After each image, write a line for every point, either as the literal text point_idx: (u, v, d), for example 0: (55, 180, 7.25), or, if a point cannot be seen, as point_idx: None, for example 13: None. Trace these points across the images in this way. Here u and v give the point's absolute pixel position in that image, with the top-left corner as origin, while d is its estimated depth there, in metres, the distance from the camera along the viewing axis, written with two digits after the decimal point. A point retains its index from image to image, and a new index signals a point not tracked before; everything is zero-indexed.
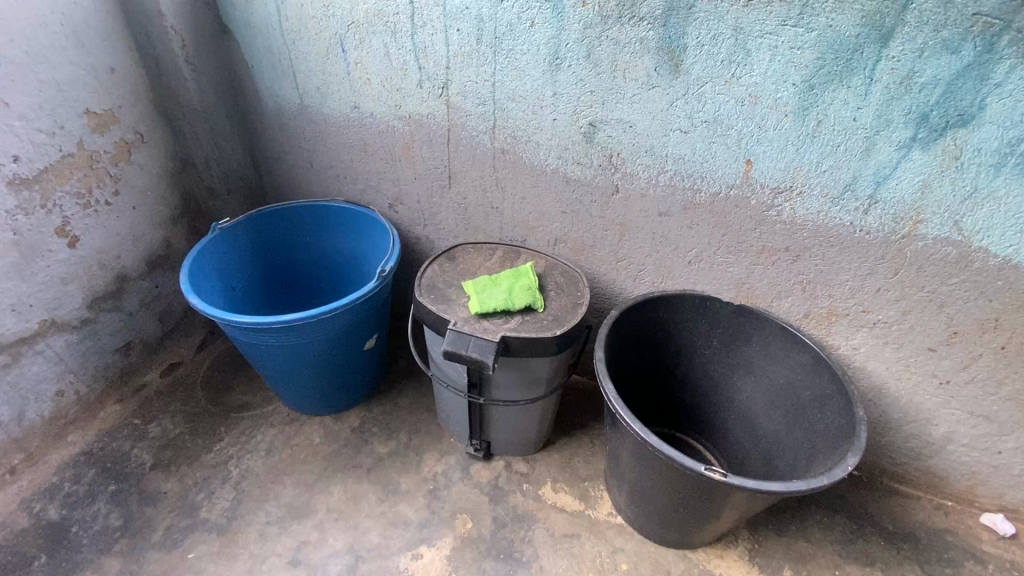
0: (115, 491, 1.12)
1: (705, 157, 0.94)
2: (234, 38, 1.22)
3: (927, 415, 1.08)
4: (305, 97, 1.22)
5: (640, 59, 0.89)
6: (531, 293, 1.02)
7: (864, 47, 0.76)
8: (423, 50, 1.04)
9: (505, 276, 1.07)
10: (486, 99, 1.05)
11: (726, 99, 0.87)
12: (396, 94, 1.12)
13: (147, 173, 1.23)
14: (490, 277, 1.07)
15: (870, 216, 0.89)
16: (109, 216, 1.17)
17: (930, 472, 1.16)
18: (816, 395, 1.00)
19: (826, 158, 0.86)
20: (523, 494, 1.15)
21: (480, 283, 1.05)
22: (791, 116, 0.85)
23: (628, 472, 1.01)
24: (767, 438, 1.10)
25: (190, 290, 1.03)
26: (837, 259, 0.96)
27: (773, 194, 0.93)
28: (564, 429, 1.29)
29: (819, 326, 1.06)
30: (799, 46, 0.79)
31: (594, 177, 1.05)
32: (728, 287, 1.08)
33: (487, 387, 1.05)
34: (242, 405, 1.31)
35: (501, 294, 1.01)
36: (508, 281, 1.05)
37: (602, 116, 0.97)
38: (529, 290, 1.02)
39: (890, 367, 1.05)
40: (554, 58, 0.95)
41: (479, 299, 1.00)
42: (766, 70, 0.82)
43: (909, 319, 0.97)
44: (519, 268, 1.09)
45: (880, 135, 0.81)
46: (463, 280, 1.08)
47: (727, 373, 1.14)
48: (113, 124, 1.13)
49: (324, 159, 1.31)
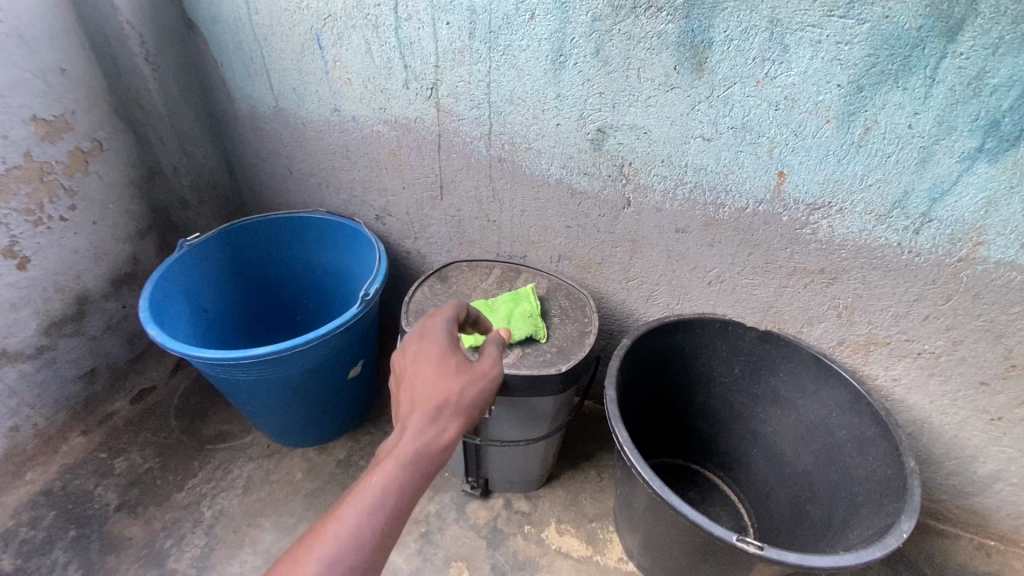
0: (76, 537, 1.02)
1: (731, 168, 0.82)
2: (200, 33, 1.09)
3: (974, 452, 0.97)
4: (281, 99, 1.11)
5: (657, 56, 0.77)
6: (532, 322, 0.91)
7: (926, 41, 0.64)
8: (409, 46, 0.92)
9: (501, 299, 0.95)
10: (480, 101, 0.93)
11: (757, 102, 0.75)
12: (379, 95, 1.00)
13: (108, 184, 1.11)
14: (485, 301, 0.95)
15: (921, 236, 0.77)
16: (65, 233, 1.06)
17: (971, 511, 1.06)
18: (854, 436, 0.88)
19: (874, 170, 0.75)
20: (524, 537, 1.05)
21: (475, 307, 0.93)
22: (834, 123, 0.73)
23: (642, 520, 0.91)
24: (795, 477, 0.98)
25: (151, 320, 0.92)
26: (880, 283, 0.84)
27: (809, 211, 0.82)
28: (569, 461, 1.18)
29: (854, 355, 0.95)
30: (847, 40, 0.67)
31: (603, 189, 0.93)
32: (753, 311, 0.97)
33: (483, 426, 0.94)
34: (218, 435, 1.20)
35: (499, 322, 0.90)
36: (505, 304, 0.94)
37: (613, 121, 0.85)
38: (528, 317, 0.91)
39: (934, 400, 0.94)
40: (557, 55, 0.82)
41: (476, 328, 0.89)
42: (807, 68, 0.70)
43: (960, 350, 0.86)
44: (518, 291, 0.97)
45: (939, 144, 0.70)
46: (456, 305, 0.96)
47: (751, 405, 1.03)
48: (67, 131, 1.02)
49: (304, 166, 1.19)
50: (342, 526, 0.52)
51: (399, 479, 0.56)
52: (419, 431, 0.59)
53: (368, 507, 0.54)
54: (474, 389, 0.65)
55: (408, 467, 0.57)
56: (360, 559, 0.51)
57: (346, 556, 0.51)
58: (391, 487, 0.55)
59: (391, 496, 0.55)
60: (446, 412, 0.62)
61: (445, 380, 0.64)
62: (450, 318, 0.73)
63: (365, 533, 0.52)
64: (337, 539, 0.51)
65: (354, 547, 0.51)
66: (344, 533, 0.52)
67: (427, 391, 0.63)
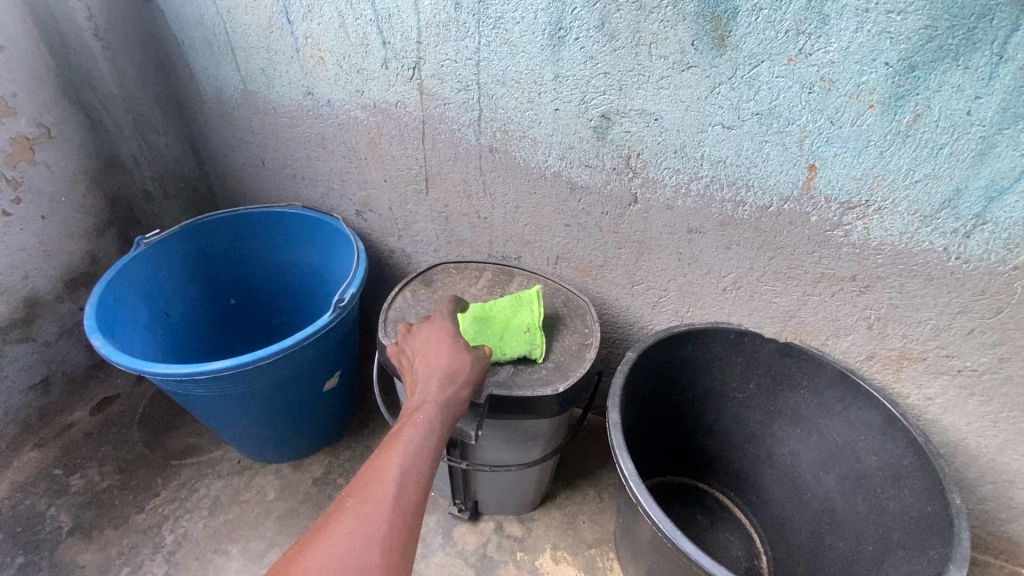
0: (23, 565, 0.93)
1: (754, 160, 0.72)
2: (157, 6, 0.98)
3: (1012, 477, 0.88)
4: (249, 82, 1.00)
5: (672, 30, 0.66)
6: (530, 337, 0.79)
7: (996, 10, 0.53)
8: (386, 19, 0.81)
9: (498, 304, 0.82)
10: (468, 83, 0.82)
11: (788, 84, 0.65)
12: (355, 76, 0.89)
13: (59, 175, 1.01)
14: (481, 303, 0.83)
15: (971, 241, 0.67)
16: (9, 229, 0.95)
17: (1004, 537, 0.97)
18: (886, 464, 0.78)
19: (921, 165, 0.64)
20: (516, 566, 0.96)
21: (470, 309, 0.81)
22: (878, 108, 0.62)
23: (646, 553, 0.82)
24: (816, 504, 0.89)
25: (98, 328, 0.82)
26: (920, 292, 0.74)
27: (841, 210, 0.71)
28: (567, 479, 1.09)
29: (884, 371, 0.85)
30: (899, 9, 0.56)
31: (607, 184, 0.83)
32: (773, 321, 0.87)
33: (471, 448, 0.84)
34: (185, 449, 1.10)
35: (493, 332, 0.79)
36: (503, 310, 0.81)
37: (619, 106, 0.75)
38: (526, 329, 0.80)
39: (972, 422, 0.84)
40: (555, 29, 0.72)
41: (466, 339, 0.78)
42: (850, 43, 0.60)
43: (1006, 368, 0.76)
44: (522, 294, 0.84)
45: (1002, 134, 0.59)
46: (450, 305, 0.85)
47: (767, 423, 0.93)
48: (8, 116, 0.92)
49: (277, 156, 1.08)
50: (405, 446, 0.55)
51: (442, 410, 0.60)
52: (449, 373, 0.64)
53: (423, 431, 0.57)
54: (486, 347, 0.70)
55: (448, 402, 0.61)
56: (424, 477, 0.54)
57: (412, 470, 0.54)
58: (438, 416, 0.59)
59: (440, 423, 0.59)
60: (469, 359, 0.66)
61: (460, 339, 0.69)
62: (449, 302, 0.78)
63: (424, 453, 0.55)
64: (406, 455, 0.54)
65: (419, 461, 0.55)
66: (409, 449, 0.55)
67: (447, 346, 0.67)
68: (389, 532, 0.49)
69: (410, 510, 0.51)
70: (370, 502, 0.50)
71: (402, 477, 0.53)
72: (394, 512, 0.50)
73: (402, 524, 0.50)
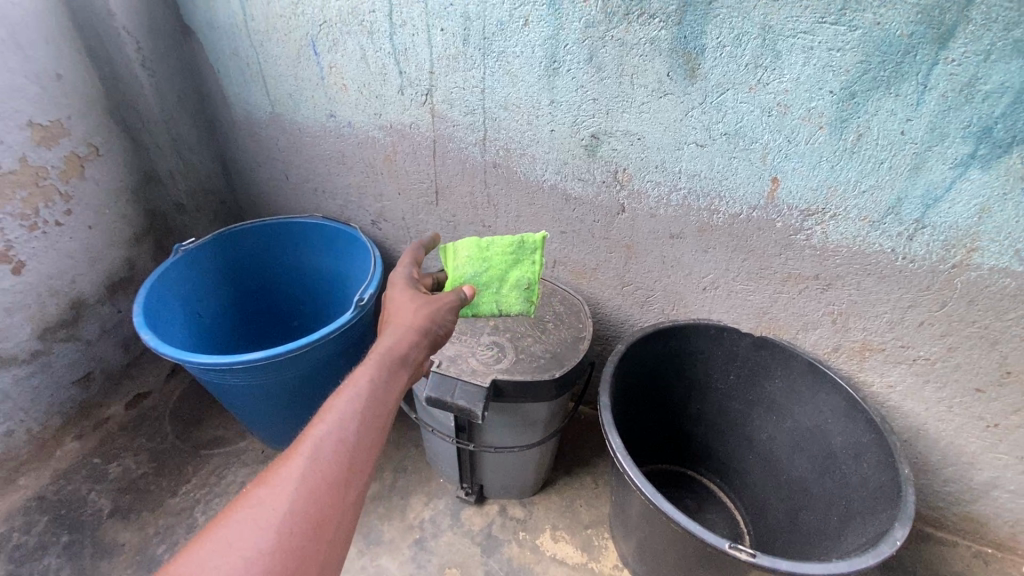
0: (68, 543, 1.02)
1: (725, 174, 0.82)
2: (197, 39, 1.10)
3: (970, 459, 0.97)
4: (277, 105, 1.11)
5: (651, 63, 0.77)
6: (525, 293, 0.85)
7: (918, 47, 0.64)
8: (403, 52, 0.92)
9: (499, 245, 0.83)
10: (475, 108, 0.93)
11: (750, 108, 0.75)
12: (374, 101, 1.00)
13: (104, 189, 1.12)
14: (480, 240, 0.83)
15: (914, 242, 0.77)
16: (60, 237, 1.06)
17: (968, 518, 1.05)
18: (849, 443, 0.87)
19: (867, 177, 0.74)
20: (519, 544, 1.04)
21: (464, 251, 0.83)
22: (826, 129, 0.73)
23: (637, 526, 0.91)
24: (791, 485, 0.98)
25: (144, 324, 0.92)
26: (875, 289, 0.84)
27: (803, 216, 0.81)
28: (565, 466, 1.18)
29: (849, 361, 0.94)
30: (839, 47, 0.67)
31: (597, 195, 0.94)
32: (749, 317, 0.97)
33: (477, 431, 0.93)
34: (212, 440, 1.20)
35: (490, 287, 0.84)
36: (502, 257, 0.83)
37: (607, 127, 0.85)
38: (522, 287, 0.85)
39: (930, 407, 0.94)
40: (551, 62, 0.83)
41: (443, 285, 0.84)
42: (799, 75, 0.70)
43: (955, 357, 0.86)
44: (524, 237, 0.82)
45: (933, 150, 0.69)
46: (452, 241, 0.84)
47: (747, 412, 1.02)
48: (63, 136, 1.02)
49: (300, 172, 1.20)
50: (329, 414, 0.53)
51: (377, 372, 0.59)
52: (392, 336, 0.64)
53: (352, 396, 0.56)
54: (441, 304, 0.71)
55: (383, 370, 0.60)
56: (345, 446, 0.52)
57: (332, 438, 0.51)
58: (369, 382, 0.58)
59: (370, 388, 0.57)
60: (415, 323, 0.66)
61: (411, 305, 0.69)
62: (413, 259, 0.80)
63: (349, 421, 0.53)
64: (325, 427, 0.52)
65: (341, 431, 0.52)
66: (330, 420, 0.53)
67: (399, 313, 0.68)
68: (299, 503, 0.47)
69: (325, 482, 0.49)
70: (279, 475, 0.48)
71: (316, 449, 0.50)
72: (304, 485, 0.48)
73: (315, 498, 0.48)
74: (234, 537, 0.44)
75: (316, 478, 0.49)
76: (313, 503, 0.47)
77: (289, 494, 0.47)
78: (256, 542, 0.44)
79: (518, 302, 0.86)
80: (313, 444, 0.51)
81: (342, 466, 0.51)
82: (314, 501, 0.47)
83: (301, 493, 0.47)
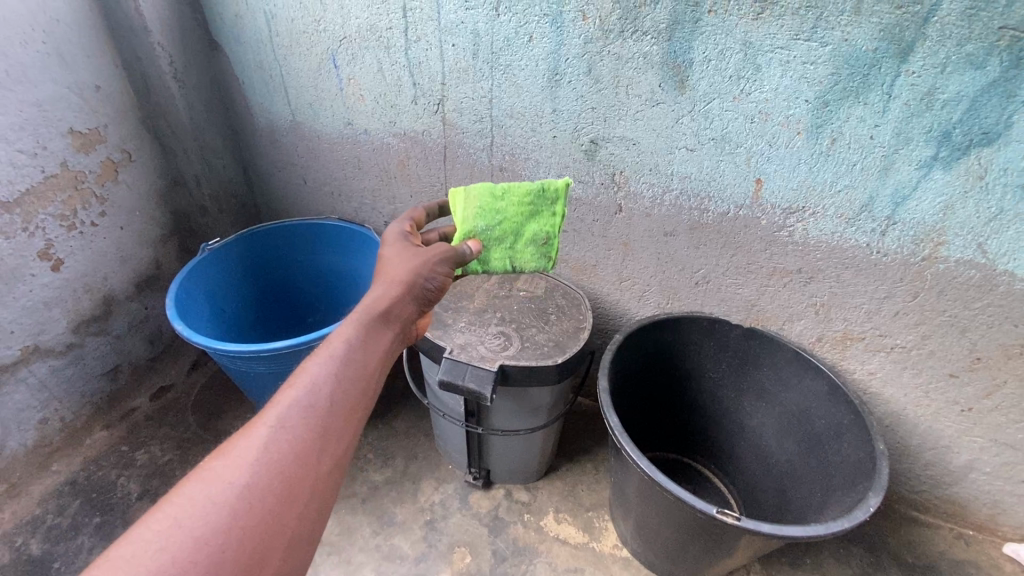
0: (100, 523, 1.08)
1: (713, 176, 0.90)
2: (224, 53, 1.19)
3: (948, 443, 1.03)
4: (298, 114, 1.19)
5: (643, 75, 0.85)
6: (544, 250, 0.85)
7: (882, 61, 0.71)
8: (417, 65, 1.00)
9: (517, 195, 0.82)
10: (483, 116, 1.01)
11: (734, 115, 0.83)
12: (390, 110, 1.08)
13: (135, 193, 1.19)
14: (498, 189, 0.82)
15: (887, 237, 0.84)
16: (95, 237, 1.13)
17: (950, 501, 1.11)
18: (831, 425, 0.94)
19: (841, 177, 0.82)
20: (524, 525, 1.10)
21: (479, 200, 0.81)
22: (804, 134, 0.80)
23: (634, 505, 0.97)
24: (780, 467, 1.04)
25: (176, 316, 0.99)
26: (853, 281, 0.91)
27: (785, 214, 0.89)
28: (567, 454, 1.24)
29: (832, 350, 1.01)
30: (812, 61, 0.74)
31: (596, 196, 1.01)
32: (738, 309, 1.04)
33: (485, 415, 1.00)
34: (233, 429, 1.27)
35: (508, 241, 0.83)
36: (520, 209, 0.82)
37: (605, 133, 0.93)
38: (541, 243, 0.85)
39: (908, 392, 1.00)
40: (554, 73, 0.90)
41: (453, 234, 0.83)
42: (778, 86, 0.78)
43: (929, 344, 0.93)
44: (546, 187, 0.83)
45: (899, 153, 0.77)
46: (466, 187, 0.82)
47: (738, 399, 1.09)
48: (100, 143, 1.10)
49: (318, 176, 1.27)
50: (299, 380, 0.52)
51: (354, 334, 0.57)
52: (376, 294, 0.64)
53: (325, 360, 0.54)
54: (428, 259, 0.70)
55: (359, 333, 0.58)
56: (314, 413, 0.50)
57: (300, 407, 0.49)
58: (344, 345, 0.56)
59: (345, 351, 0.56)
60: (399, 279, 0.66)
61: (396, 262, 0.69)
62: (409, 218, 0.81)
63: (320, 387, 0.51)
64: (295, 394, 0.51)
65: (312, 397, 0.51)
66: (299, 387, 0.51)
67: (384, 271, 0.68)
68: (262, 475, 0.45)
69: (291, 452, 0.47)
70: (242, 446, 0.46)
71: (282, 417, 0.48)
72: (267, 456, 0.46)
73: (281, 469, 0.46)
74: (191, 510, 0.42)
75: (282, 449, 0.47)
76: (280, 473, 0.46)
77: (252, 464, 0.45)
78: (213, 513, 0.42)
79: (531, 258, 0.85)
80: (279, 413, 0.49)
81: (311, 434, 0.49)
82: (280, 472, 0.46)
83: (267, 462, 0.46)
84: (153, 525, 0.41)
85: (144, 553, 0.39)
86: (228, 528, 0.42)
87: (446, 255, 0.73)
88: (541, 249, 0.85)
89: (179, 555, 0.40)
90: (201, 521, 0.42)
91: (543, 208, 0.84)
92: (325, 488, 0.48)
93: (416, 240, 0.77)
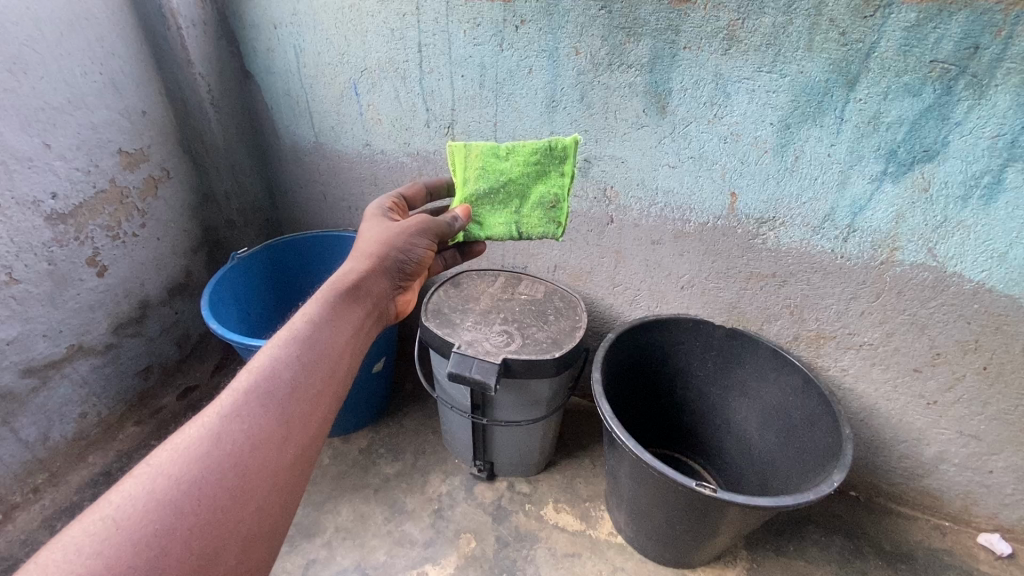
0: None
1: (693, 190, 1.01)
2: (255, 81, 1.32)
3: (919, 436, 1.11)
4: (321, 136, 1.31)
5: (630, 101, 0.96)
6: (552, 213, 0.93)
7: (833, 90, 0.83)
8: (430, 93, 1.12)
9: (524, 153, 0.91)
10: (488, 138, 1.12)
11: (710, 137, 0.94)
12: (404, 133, 1.20)
13: (171, 207, 1.32)
14: (505, 148, 0.92)
15: (849, 244, 0.95)
16: (136, 246, 1.24)
17: (925, 492, 1.18)
18: (806, 416, 1.03)
19: (806, 190, 0.93)
20: (526, 514, 1.18)
21: (485, 160, 0.92)
22: (770, 152, 0.91)
23: (626, 490, 1.05)
24: (763, 458, 1.12)
25: (210, 316, 1.09)
26: (822, 284, 1.01)
27: (758, 224, 0.99)
28: (566, 450, 1.33)
29: (808, 348, 1.10)
30: (774, 89, 0.86)
31: (590, 209, 1.12)
32: (721, 311, 1.13)
33: (489, 407, 1.10)
34: None
35: (514, 203, 0.93)
36: (524, 169, 0.92)
37: (596, 153, 1.05)
38: (550, 207, 0.93)
39: (878, 387, 1.09)
40: (551, 100, 1.02)
41: (458, 200, 0.96)
42: (745, 112, 0.89)
43: (893, 341, 1.02)
44: (553, 144, 0.90)
45: (854, 169, 0.87)
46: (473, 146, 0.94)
47: (724, 396, 1.18)
48: (143, 162, 1.22)
49: (337, 192, 1.40)
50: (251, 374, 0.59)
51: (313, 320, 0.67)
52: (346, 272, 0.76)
53: (276, 357, 0.61)
54: (401, 229, 0.84)
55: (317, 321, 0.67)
56: (264, 403, 0.57)
57: (251, 399, 0.57)
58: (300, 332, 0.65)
59: (302, 337, 0.64)
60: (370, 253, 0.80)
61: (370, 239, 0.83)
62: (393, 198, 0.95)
63: (271, 377, 0.59)
64: (239, 396, 0.57)
65: (259, 396, 0.57)
66: (244, 389, 0.57)
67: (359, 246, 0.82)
68: (212, 463, 0.51)
69: (240, 440, 0.53)
70: (194, 436, 0.52)
71: (233, 410, 0.55)
72: (216, 446, 0.52)
73: (230, 456, 0.52)
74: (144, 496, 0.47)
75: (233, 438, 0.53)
76: (224, 466, 0.51)
77: (196, 459, 0.51)
78: (160, 503, 0.47)
79: (538, 222, 0.93)
80: (229, 405, 0.55)
81: (260, 422, 0.56)
82: (231, 458, 0.52)
83: (214, 455, 0.51)
84: (90, 525, 0.45)
85: (78, 555, 0.43)
86: (171, 523, 0.47)
87: (420, 229, 0.85)
88: (548, 214, 0.93)
89: (122, 545, 0.44)
90: (141, 517, 0.46)
91: (551, 167, 0.91)
92: (270, 478, 0.53)
93: (394, 214, 0.92)
